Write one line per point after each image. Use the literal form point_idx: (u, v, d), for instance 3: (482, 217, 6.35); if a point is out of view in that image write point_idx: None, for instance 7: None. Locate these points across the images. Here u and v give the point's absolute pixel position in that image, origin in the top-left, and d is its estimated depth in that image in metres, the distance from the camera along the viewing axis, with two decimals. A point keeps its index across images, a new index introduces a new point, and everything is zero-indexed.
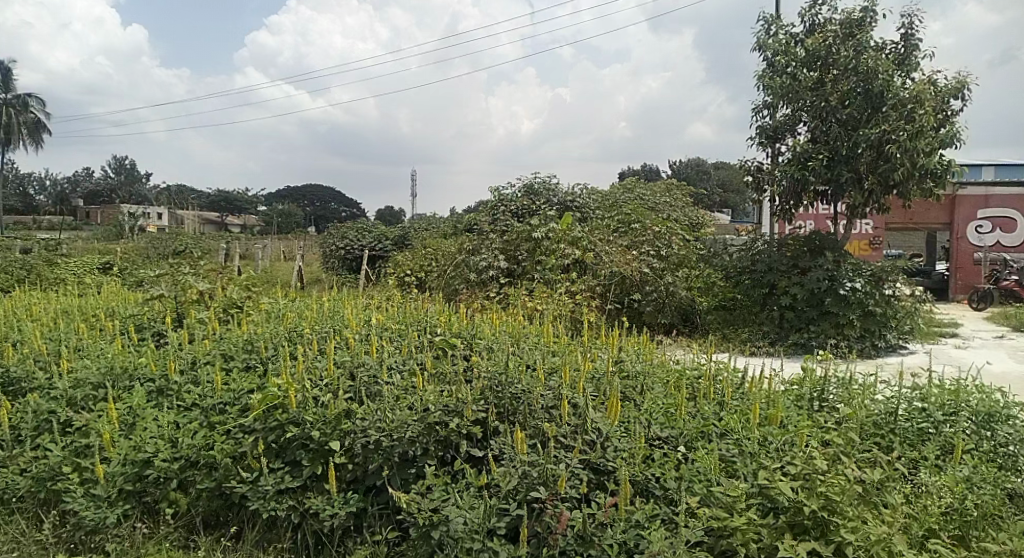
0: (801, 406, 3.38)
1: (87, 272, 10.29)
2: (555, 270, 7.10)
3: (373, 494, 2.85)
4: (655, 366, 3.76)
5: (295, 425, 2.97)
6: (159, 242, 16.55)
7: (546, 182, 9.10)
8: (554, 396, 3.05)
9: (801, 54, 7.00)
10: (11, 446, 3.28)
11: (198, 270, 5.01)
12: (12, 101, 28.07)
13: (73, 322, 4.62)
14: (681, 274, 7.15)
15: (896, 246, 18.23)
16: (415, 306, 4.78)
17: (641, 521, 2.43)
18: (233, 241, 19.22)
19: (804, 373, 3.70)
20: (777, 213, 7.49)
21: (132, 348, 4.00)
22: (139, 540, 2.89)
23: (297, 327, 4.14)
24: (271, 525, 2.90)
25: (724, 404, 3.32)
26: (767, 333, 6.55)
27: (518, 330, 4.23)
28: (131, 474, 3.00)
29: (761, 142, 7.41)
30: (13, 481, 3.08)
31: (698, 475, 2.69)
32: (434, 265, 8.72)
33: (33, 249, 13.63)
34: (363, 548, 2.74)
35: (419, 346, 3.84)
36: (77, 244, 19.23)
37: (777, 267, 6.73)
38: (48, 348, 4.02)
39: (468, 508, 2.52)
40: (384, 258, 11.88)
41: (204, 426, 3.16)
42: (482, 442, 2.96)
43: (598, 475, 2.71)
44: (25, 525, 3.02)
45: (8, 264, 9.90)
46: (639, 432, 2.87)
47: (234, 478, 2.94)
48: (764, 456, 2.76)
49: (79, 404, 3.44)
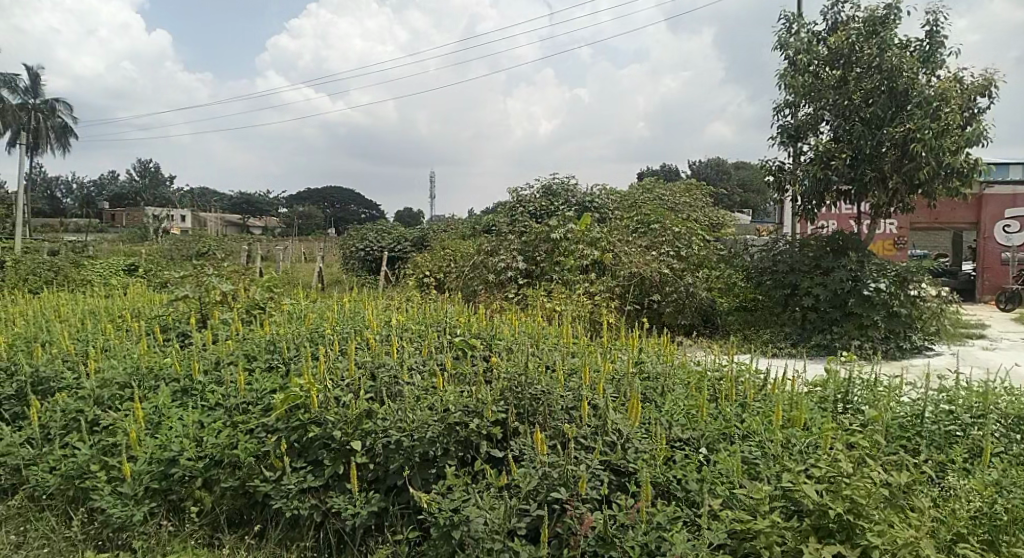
0: (824, 408, 3.33)
1: (113, 275, 10.43)
2: (573, 271, 7.09)
3: (394, 494, 2.87)
4: (676, 367, 3.73)
5: (317, 425, 3.00)
6: (183, 245, 16.78)
7: (565, 183, 9.13)
8: (574, 397, 3.08)
9: (824, 52, 6.92)
10: (41, 445, 3.34)
11: (221, 271, 5.05)
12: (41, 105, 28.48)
13: (100, 322, 4.69)
14: (702, 275, 7.10)
15: (921, 246, 18.00)
16: (435, 307, 4.79)
17: (663, 523, 2.40)
18: (256, 243, 19.46)
19: (827, 374, 3.67)
20: (799, 213, 7.37)
21: (158, 348, 4.06)
22: (165, 537, 2.93)
23: (319, 327, 4.17)
24: (294, 524, 2.93)
25: (746, 406, 3.29)
26: (789, 334, 6.47)
27: (537, 330, 4.23)
28: (157, 472, 3.05)
29: (783, 141, 7.35)
30: (43, 478, 3.13)
31: (721, 477, 2.66)
32: (453, 266, 8.73)
33: (62, 250, 13.92)
34: (385, 548, 2.75)
35: (439, 346, 3.86)
36: (104, 245, 19.72)
37: (800, 267, 6.64)
38: (76, 348, 4.09)
39: (488, 508, 2.51)
40: (403, 259, 11.95)
41: (228, 425, 3.20)
42: (502, 443, 2.97)
43: (619, 476, 2.70)
44: (55, 522, 3.07)
45: (36, 264, 10.09)
46: (661, 433, 2.85)
47: (258, 477, 2.98)
48: (789, 458, 2.72)
49: (106, 403, 3.50)
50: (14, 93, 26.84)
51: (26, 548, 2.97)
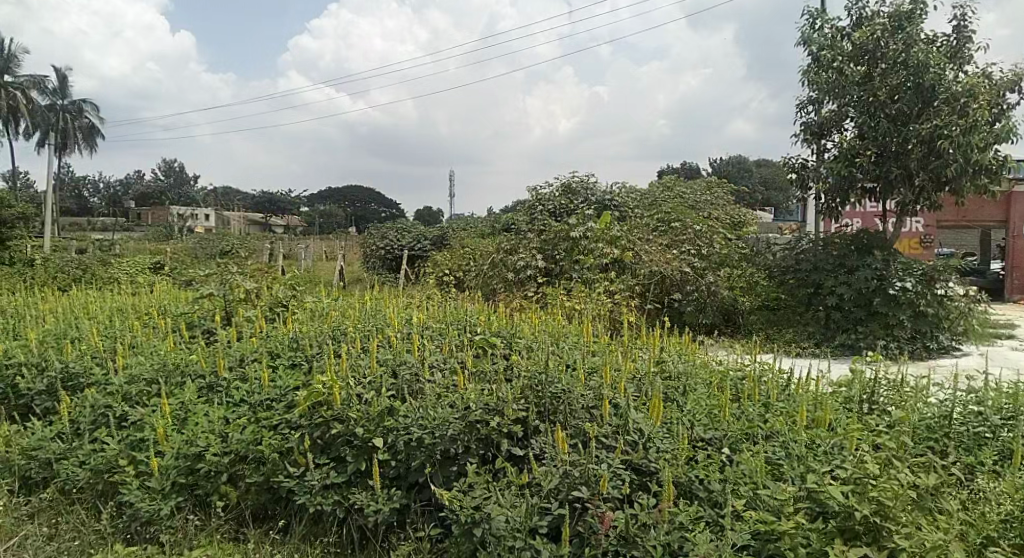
0: (849, 409, 3.29)
1: (139, 273, 10.58)
2: (593, 269, 7.07)
3: (416, 491, 2.89)
4: (698, 367, 3.70)
5: (340, 422, 3.03)
6: (207, 244, 17.03)
7: (584, 181, 9.13)
8: (595, 396, 3.08)
9: (848, 48, 6.82)
10: (71, 440, 3.40)
11: (245, 270, 5.11)
12: (69, 105, 29.00)
13: (127, 320, 4.78)
14: (723, 274, 6.98)
15: (948, 245, 17.71)
16: (455, 305, 4.81)
17: (686, 522, 2.40)
18: (278, 242, 19.66)
19: (853, 374, 3.62)
20: (822, 211, 7.27)
21: (184, 345, 4.12)
22: (192, 531, 2.98)
23: (341, 326, 4.21)
24: (318, 520, 2.96)
25: (769, 406, 3.26)
26: (812, 333, 6.40)
27: (557, 329, 4.22)
28: (184, 467, 3.10)
29: (806, 138, 7.26)
30: (74, 472, 3.20)
31: (744, 477, 2.63)
32: (472, 265, 8.74)
33: (89, 249, 14.17)
34: (407, 545, 2.77)
35: (460, 345, 3.87)
36: (130, 244, 20.05)
37: (823, 266, 6.58)
38: (104, 345, 4.16)
39: (509, 506, 2.52)
40: (422, 258, 12.00)
41: (252, 421, 3.25)
42: (523, 441, 2.98)
43: (641, 476, 2.69)
44: (85, 515, 3.13)
45: (65, 263, 10.29)
46: (682, 433, 2.83)
47: (282, 473, 3.02)
48: (814, 459, 2.69)
49: (134, 399, 3.56)
50: (42, 96, 27.38)
51: (57, 540, 3.04)
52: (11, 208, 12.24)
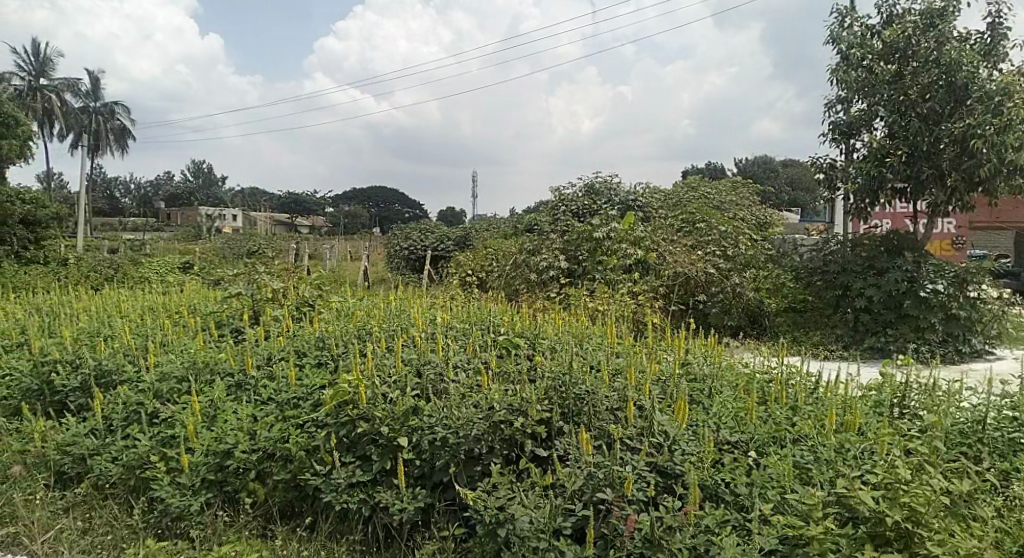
0: (879, 413, 3.24)
1: (169, 273, 10.78)
2: (616, 270, 7.04)
3: (440, 490, 2.91)
4: (724, 369, 3.67)
5: (366, 421, 3.05)
6: (234, 244, 17.28)
7: (607, 182, 9.11)
8: (619, 398, 3.06)
9: (879, 46, 6.72)
10: (104, 436, 3.48)
11: (273, 269, 5.18)
12: (102, 109, 29.65)
13: (159, 318, 4.87)
14: (749, 275, 6.91)
15: (980, 246, 17.32)
16: (478, 305, 4.83)
17: (712, 526, 2.39)
18: (304, 242, 19.88)
19: (883, 378, 3.56)
20: (851, 211, 7.16)
21: (213, 343, 4.19)
22: (221, 527, 3.02)
23: (366, 325, 4.25)
24: (344, 517, 2.99)
25: (797, 409, 3.22)
26: (840, 336, 6.31)
27: (581, 330, 4.22)
28: (213, 464, 3.15)
29: (834, 138, 7.16)
30: (107, 468, 3.26)
31: (771, 481, 2.60)
32: (495, 265, 8.76)
33: (121, 249, 14.46)
34: (431, 544, 2.79)
35: (483, 345, 3.88)
36: (160, 244, 20.40)
37: (851, 268, 6.47)
38: (136, 343, 4.25)
39: (533, 507, 2.53)
40: (445, 258, 12.05)
41: (280, 419, 3.29)
42: (547, 442, 2.97)
43: (666, 478, 2.67)
44: (117, 510, 3.20)
45: (98, 263, 10.52)
46: (709, 436, 2.81)
47: (308, 470, 3.05)
48: (843, 463, 2.65)
49: (165, 396, 3.63)
50: (75, 98, 28.02)
51: (92, 534, 3.10)
52: (46, 208, 12.54)
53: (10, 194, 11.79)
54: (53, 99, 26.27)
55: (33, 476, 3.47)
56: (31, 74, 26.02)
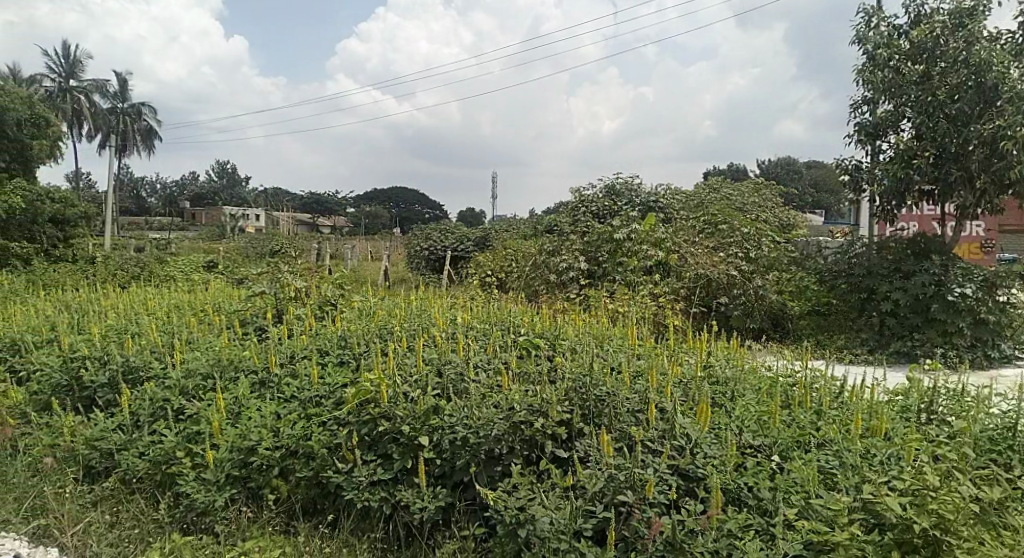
0: (906, 419, 3.19)
1: (194, 272, 10.93)
2: (637, 272, 7.02)
3: (461, 490, 2.91)
4: (746, 372, 3.64)
5: (387, 419, 3.07)
6: (257, 244, 17.46)
7: (628, 183, 9.08)
8: (640, 400, 3.05)
9: (906, 46, 6.62)
10: (131, 431, 3.53)
11: (296, 268, 5.23)
12: (128, 109, 29.95)
13: (184, 316, 4.93)
14: (772, 278, 6.84)
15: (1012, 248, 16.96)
16: (498, 306, 4.84)
17: (735, 530, 2.37)
18: (326, 242, 20.03)
19: (909, 383, 3.50)
20: (876, 214, 7.07)
21: (237, 341, 4.25)
22: (245, 523, 3.06)
23: (387, 325, 4.28)
24: (365, 515, 3.01)
25: (821, 413, 3.18)
26: (865, 340, 6.24)
27: (601, 332, 4.20)
28: (238, 460, 3.19)
29: (860, 139, 7.07)
30: (133, 463, 3.32)
31: (795, 485, 2.57)
32: (514, 266, 8.76)
33: (147, 248, 14.68)
34: (452, 543, 2.80)
35: (503, 346, 3.89)
36: (185, 243, 20.66)
37: (877, 271, 6.38)
38: (162, 340, 4.31)
39: (554, 508, 2.53)
40: (465, 259, 12.09)
41: (302, 417, 3.32)
42: (567, 443, 2.97)
43: (688, 482, 2.65)
44: (144, 505, 3.24)
45: (125, 261, 10.70)
46: (731, 439, 2.78)
47: (330, 468, 3.07)
48: (869, 469, 2.61)
49: (190, 393, 3.68)
50: (103, 99, 28.56)
51: (119, 528, 3.16)
52: (75, 207, 12.79)
53: (42, 193, 12.04)
54: (81, 100, 26.80)
55: (63, 470, 3.54)
56: (60, 75, 26.58)
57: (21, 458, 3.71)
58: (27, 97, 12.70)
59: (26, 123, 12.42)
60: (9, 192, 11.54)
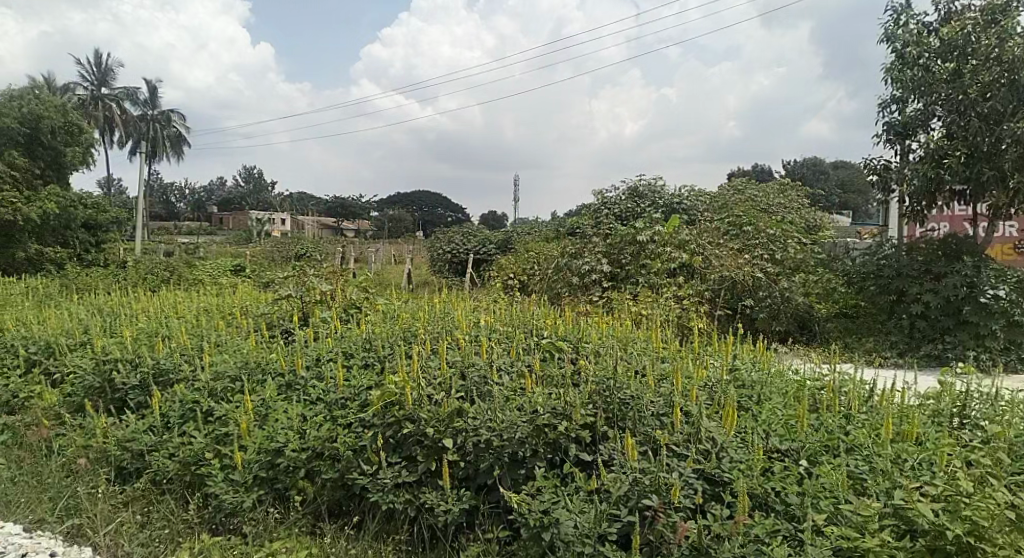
0: (938, 423, 3.13)
1: (222, 275, 11.11)
2: (660, 274, 6.97)
3: (485, 492, 2.92)
4: (773, 376, 3.59)
5: (411, 422, 3.08)
6: (282, 248, 17.67)
7: (651, 185, 9.04)
8: (665, 404, 3.03)
9: (936, 44, 6.51)
10: (161, 432, 3.59)
11: (321, 272, 5.29)
12: (158, 117, 30.48)
13: (213, 320, 5.01)
14: (798, 280, 6.75)
15: None
16: (521, 309, 4.84)
17: (762, 535, 2.34)
18: (350, 245, 20.22)
19: (941, 386, 3.43)
20: (906, 214, 6.95)
21: (265, 344, 4.31)
22: (273, 524, 3.10)
23: (411, 327, 4.31)
24: (390, 517, 3.04)
25: (850, 417, 3.13)
26: (895, 343, 6.12)
27: (625, 335, 4.18)
28: (265, 461, 3.23)
29: (889, 139, 6.97)
30: (164, 464, 3.38)
31: (824, 490, 2.53)
32: (537, 268, 8.76)
33: (177, 253, 14.96)
34: (476, 546, 2.81)
35: (527, 348, 3.89)
36: (213, 248, 21.02)
37: (908, 272, 6.26)
38: (192, 343, 4.38)
39: (578, 511, 2.53)
40: (487, 261, 12.11)
41: (328, 419, 3.36)
42: (591, 446, 2.96)
43: (714, 486, 2.63)
44: (174, 505, 3.30)
45: (154, 266, 10.91)
46: (758, 444, 2.75)
47: (355, 470, 3.10)
48: (900, 474, 2.56)
49: (219, 395, 3.74)
50: (134, 106, 29.20)
51: (150, 527, 3.22)
52: (107, 212, 13.09)
53: (75, 199, 12.33)
54: (113, 107, 27.42)
55: (96, 470, 3.62)
56: (93, 83, 27.22)
57: (56, 459, 3.80)
58: (61, 106, 13.01)
59: (59, 131, 12.73)
60: (44, 197, 11.83)
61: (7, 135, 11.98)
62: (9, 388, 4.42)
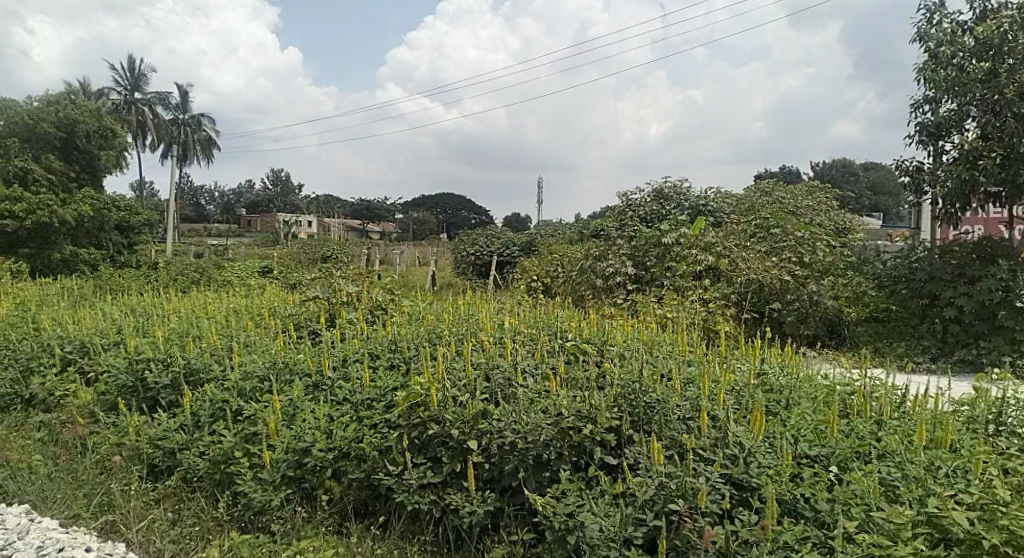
0: (973, 430, 3.04)
1: (249, 277, 11.28)
2: (686, 277, 6.92)
3: (509, 495, 2.91)
4: (801, 381, 3.54)
5: (436, 423, 3.09)
6: (309, 250, 17.90)
7: (676, 186, 8.99)
8: (691, 408, 3.00)
9: (971, 43, 6.37)
10: (192, 431, 3.66)
11: (347, 274, 5.35)
12: (188, 121, 31.03)
13: (242, 320, 5.09)
14: (827, 283, 6.71)
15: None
16: (545, 311, 4.84)
17: (791, 542, 2.31)
18: (376, 247, 20.42)
19: (976, 392, 3.34)
20: (939, 216, 6.80)
21: (292, 345, 4.36)
22: (300, 523, 3.14)
23: (436, 329, 4.33)
24: (416, 518, 3.06)
25: (882, 423, 3.07)
26: (927, 348, 6.05)
27: (651, 338, 4.15)
28: (293, 460, 3.26)
29: (922, 139, 6.85)
30: (195, 462, 3.44)
31: (855, 497, 2.48)
32: (560, 271, 8.75)
33: (207, 254, 15.24)
34: (501, 547, 2.81)
35: (551, 351, 3.89)
36: (242, 249, 21.36)
37: (940, 276, 6.09)
38: (222, 344, 4.46)
39: (603, 515, 2.52)
40: (511, 264, 12.13)
41: (354, 420, 3.39)
42: (617, 450, 2.94)
43: (741, 491, 2.59)
44: (204, 503, 3.35)
45: (185, 267, 11.13)
46: (787, 449, 2.71)
47: (381, 471, 3.12)
48: (933, 482, 2.50)
49: (248, 394, 3.79)
50: (166, 111, 29.83)
51: (180, 525, 3.28)
52: (140, 215, 13.40)
53: (108, 202, 12.62)
54: (146, 111, 27.99)
55: (129, 468, 3.70)
56: (126, 88, 27.86)
57: (91, 456, 3.89)
58: (96, 111, 13.32)
59: (94, 135, 13.03)
60: (79, 200, 12.14)
61: (44, 139, 12.33)
62: (46, 387, 4.54)
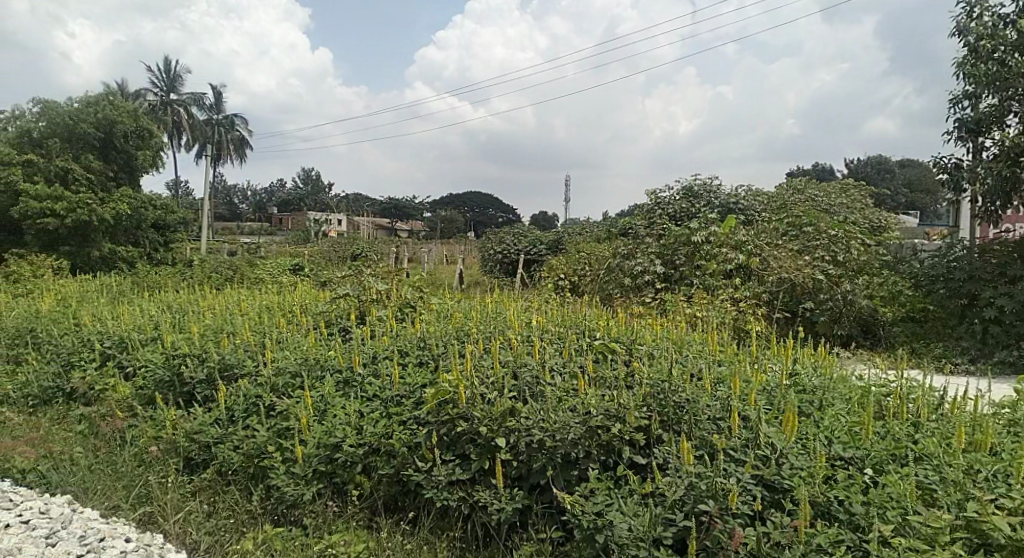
0: (1015, 434, 2.95)
1: (280, 274, 11.46)
2: (715, 276, 6.85)
3: (538, 492, 2.92)
4: (835, 381, 3.48)
5: (465, 420, 3.10)
6: (339, 247, 18.10)
7: (706, 184, 8.91)
8: (722, 408, 2.97)
9: (1013, 36, 6.19)
10: (226, 426, 3.73)
11: (377, 272, 5.40)
12: (222, 121, 31.83)
13: (274, 317, 5.17)
14: (861, 282, 6.55)
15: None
16: (573, 310, 4.83)
17: (825, 545, 2.27)
18: (404, 246, 20.57)
19: (1018, 395, 3.24)
20: (979, 214, 6.62)
21: (323, 341, 4.42)
22: (331, 517, 3.19)
23: (464, 327, 4.35)
24: (444, 514, 3.08)
25: (919, 426, 3.00)
26: (965, 349, 5.85)
27: (680, 337, 4.11)
28: (324, 455, 3.30)
29: (961, 136, 6.67)
30: (229, 456, 3.51)
31: (891, 501, 2.42)
32: (588, 269, 8.72)
33: (239, 252, 15.53)
34: (529, 545, 2.81)
35: (579, 349, 3.89)
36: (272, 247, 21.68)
37: (980, 275, 5.97)
38: (255, 339, 4.54)
39: (632, 514, 2.51)
40: (538, 262, 12.12)
41: (384, 416, 3.42)
42: (646, 449, 2.93)
43: (773, 493, 2.56)
44: (238, 496, 3.42)
45: (218, 265, 11.36)
46: (820, 450, 2.66)
47: (410, 466, 3.16)
48: (972, 486, 2.44)
49: (280, 390, 3.85)
50: (200, 111, 30.44)
51: (215, 517, 3.35)
52: (175, 213, 13.71)
53: (145, 201, 12.92)
54: (181, 112, 28.56)
55: (165, 460, 3.80)
56: (161, 89, 28.42)
57: (129, 448, 4.00)
58: (133, 111, 13.64)
59: (131, 136, 13.35)
60: (117, 199, 12.45)
61: (83, 139, 12.64)
62: (87, 380, 4.67)
